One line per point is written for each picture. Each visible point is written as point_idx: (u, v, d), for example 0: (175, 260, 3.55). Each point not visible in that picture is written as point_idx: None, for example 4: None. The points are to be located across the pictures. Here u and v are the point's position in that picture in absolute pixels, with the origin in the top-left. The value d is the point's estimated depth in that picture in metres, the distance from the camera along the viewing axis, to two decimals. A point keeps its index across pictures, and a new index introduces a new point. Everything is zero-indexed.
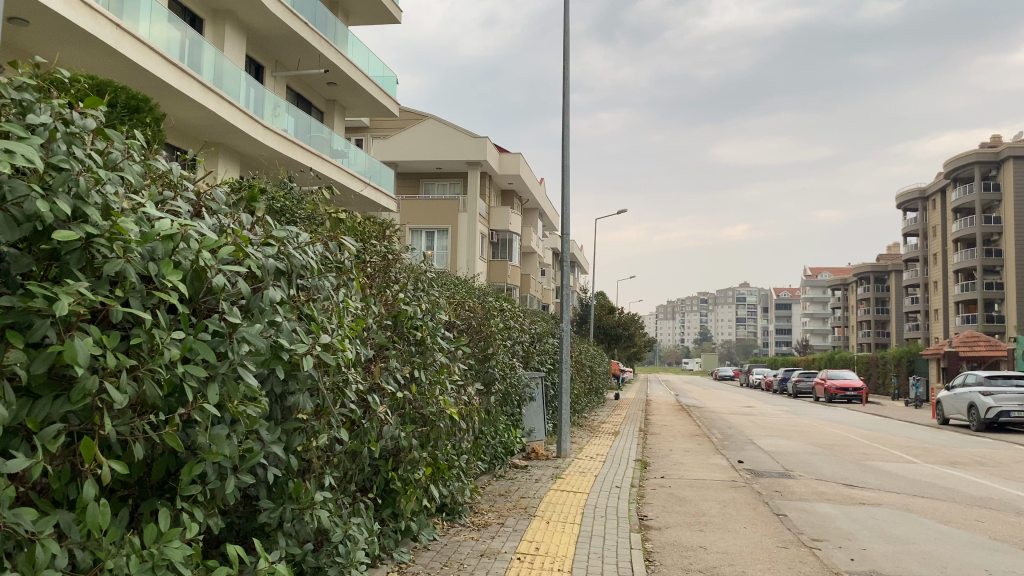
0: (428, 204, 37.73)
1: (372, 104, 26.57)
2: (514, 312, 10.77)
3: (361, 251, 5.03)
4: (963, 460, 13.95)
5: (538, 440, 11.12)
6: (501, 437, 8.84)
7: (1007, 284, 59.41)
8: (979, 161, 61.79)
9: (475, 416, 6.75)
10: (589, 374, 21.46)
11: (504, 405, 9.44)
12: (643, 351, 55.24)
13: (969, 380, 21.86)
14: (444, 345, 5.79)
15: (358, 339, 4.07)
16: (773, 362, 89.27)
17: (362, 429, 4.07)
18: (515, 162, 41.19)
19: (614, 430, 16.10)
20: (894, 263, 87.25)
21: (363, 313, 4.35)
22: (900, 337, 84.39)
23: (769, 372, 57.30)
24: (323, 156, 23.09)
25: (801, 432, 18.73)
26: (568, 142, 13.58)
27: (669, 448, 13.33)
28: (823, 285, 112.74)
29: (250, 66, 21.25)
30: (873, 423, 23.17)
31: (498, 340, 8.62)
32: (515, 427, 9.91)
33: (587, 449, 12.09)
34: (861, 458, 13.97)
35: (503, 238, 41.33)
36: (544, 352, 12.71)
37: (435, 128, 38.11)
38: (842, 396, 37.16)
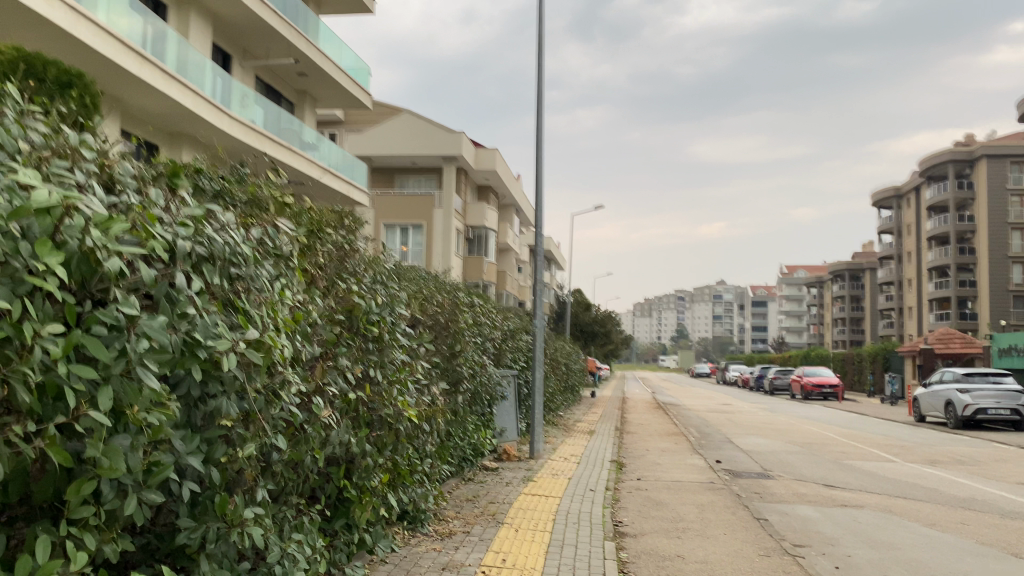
0: (403, 199, 37.23)
1: (344, 96, 26.04)
2: (485, 308, 10.38)
3: (308, 239, 4.63)
4: (943, 459, 13.73)
5: (510, 441, 10.76)
6: (470, 439, 8.46)
7: (980, 281, 59.91)
8: (953, 159, 62.25)
9: (439, 418, 6.37)
10: (565, 372, 21.11)
11: (475, 405, 9.04)
12: (620, 348, 55.04)
13: (946, 378, 21.78)
14: (403, 342, 5.39)
15: (299, 335, 3.67)
16: (749, 359, 89.49)
17: (303, 434, 3.68)
18: (491, 157, 40.81)
19: (590, 428, 15.76)
20: (868, 261, 87.86)
21: (306, 306, 3.95)
22: (875, 334, 85.04)
23: (745, 370, 57.31)
24: (294, 148, 22.53)
25: (779, 430, 18.52)
26: (542, 133, 13.21)
27: (645, 448, 12.99)
28: (799, 283, 113.41)
29: (217, 55, 20.67)
30: (850, 421, 23.03)
31: (467, 338, 8.22)
32: (486, 428, 9.52)
33: (562, 450, 11.72)
34: (840, 457, 13.72)
35: (478, 234, 40.94)
36: (517, 349, 12.35)
37: (410, 122, 37.65)
38: (819, 393, 37.14)
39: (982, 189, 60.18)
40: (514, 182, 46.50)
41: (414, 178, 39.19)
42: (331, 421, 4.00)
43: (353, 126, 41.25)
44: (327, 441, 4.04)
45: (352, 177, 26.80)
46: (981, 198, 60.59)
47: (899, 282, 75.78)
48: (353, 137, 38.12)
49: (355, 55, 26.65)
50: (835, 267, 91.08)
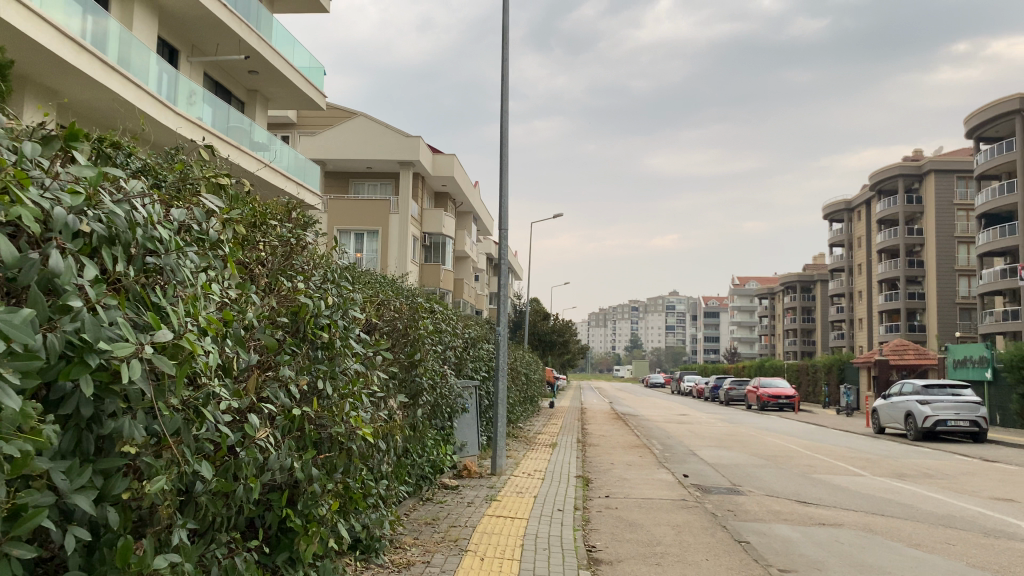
0: (358, 204, 36.40)
1: (298, 95, 25.20)
2: (446, 314, 9.77)
3: (244, 229, 3.99)
4: (910, 472, 13.44)
5: (469, 456, 10.16)
6: (428, 455, 7.84)
7: (929, 294, 60.91)
8: (903, 174, 63.35)
9: (395, 436, 5.74)
10: (524, 382, 20.54)
11: (434, 418, 8.42)
12: (577, 358, 54.68)
13: (905, 389, 21.66)
14: (357, 349, 4.76)
15: (232, 338, 3.05)
16: (702, 369, 90.02)
17: (236, 459, 3.08)
18: (449, 163, 40.21)
19: (552, 440, 15.18)
20: (819, 273, 89.09)
21: (240, 305, 3.32)
22: (826, 345, 86.11)
23: (700, 380, 57.37)
24: (243, 147, 21.66)
25: (741, 442, 18.18)
26: (505, 134, 12.67)
27: (610, 462, 12.46)
28: (751, 294, 114.70)
29: (164, 50, 19.76)
30: (810, 432, 22.83)
31: (427, 345, 7.60)
32: (445, 442, 8.90)
33: (524, 464, 11.13)
34: (808, 471, 13.34)
35: (435, 241, 40.29)
36: (478, 358, 11.76)
37: (366, 125, 36.90)
38: (775, 404, 37.13)
39: (930, 203, 61.31)
40: (472, 190, 45.94)
41: (369, 183, 38.41)
42: (269, 442, 3.39)
43: (307, 130, 40.34)
44: (264, 466, 3.43)
45: (303, 179, 25.97)
46: (929, 212, 61.75)
47: (850, 294, 76.92)
48: (307, 141, 37.23)
49: (309, 54, 25.88)
50: (787, 278, 92.19)
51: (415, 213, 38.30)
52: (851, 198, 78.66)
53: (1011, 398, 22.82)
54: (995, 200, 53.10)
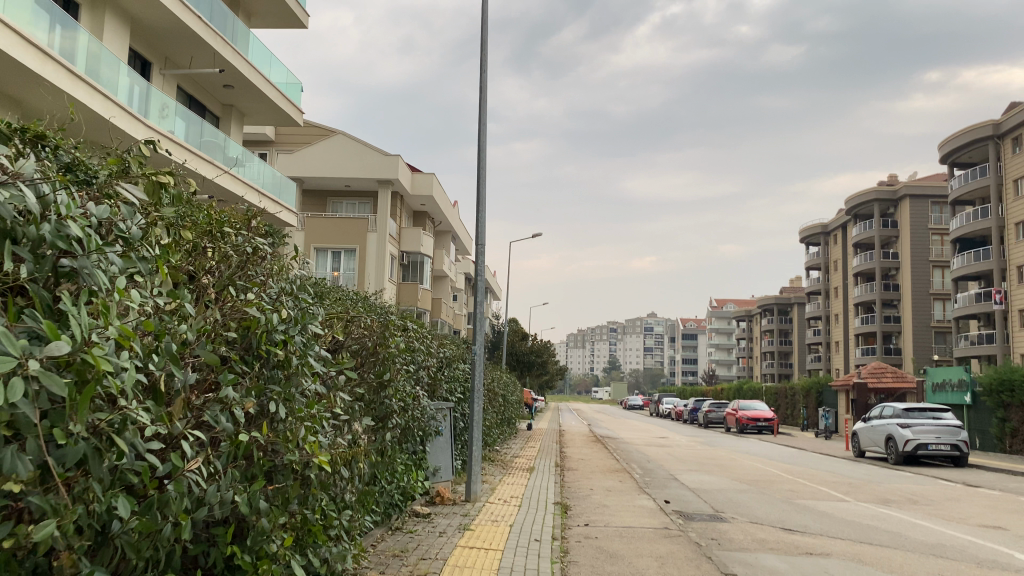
0: (335, 222, 35.94)
1: (274, 111, 24.80)
2: (419, 333, 9.39)
3: (187, 234, 3.66)
4: (895, 498, 13.13)
5: (444, 482, 9.75)
6: (397, 481, 7.44)
7: (905, 317, 61.24)
8: (878, 198, 63.80)
9: (360, 462, 5.33)
10: (501, 404, 20.11)
11: (405, 442, 8.02)
12: (555, 379, 54.28)
13: (885, 413, 21.46)
14: (316, 369, 4.39)
15: (154, 351, 2.71)
16: (680, 391, 89.88)
17: (164, 494, 2.76)
18: (427, 182, 39.92)
19: (529, 465, 14.77)
20: (796, 296, 89.54)
21: (171, 317, 2.99)
22: (803, 368, 86.35)
23: (678, 402, 57.15)
24: (216, 162, 21.23)
25: (722, 466, 17.86)
26: (483, 151, 12.37)
27: (591, 488, 12.06)
28: (728, 316, 115.05)
29: (135, 61, 19.33)
30: (791, 456, 22.56)
31: (398, 365, 7.22)
32: (417, 467, 8.49)
33: (500, 491, 10.72)
34: (791, 497, 13.00)
35: (413, 260, 39.94)
36: (454, 380, 11.36)
37: (344, 143, 36.54)
38: (753, 426, 36.88)
39: (906, 228, 61.73)
40: (450, 209, 45.63)
41: (347, 202, 38.01)
42: (202, 474, 3.06)
43: (284, 147, 39.92)
44: (199, 498, 3.06)
45: (279, 195, 25.52)
46: (904, 236, 62.20)
47: (826, 317, 77.24)
48: (284, 158, 36.78)
49: (286, 69, 25.53)
50: (764, 301, 92.47)
51: (393, 232, 37.90)
52: (828, 222, 79.17)
53: (992, 422, 22.67)
54: (969, 225, 53.57)
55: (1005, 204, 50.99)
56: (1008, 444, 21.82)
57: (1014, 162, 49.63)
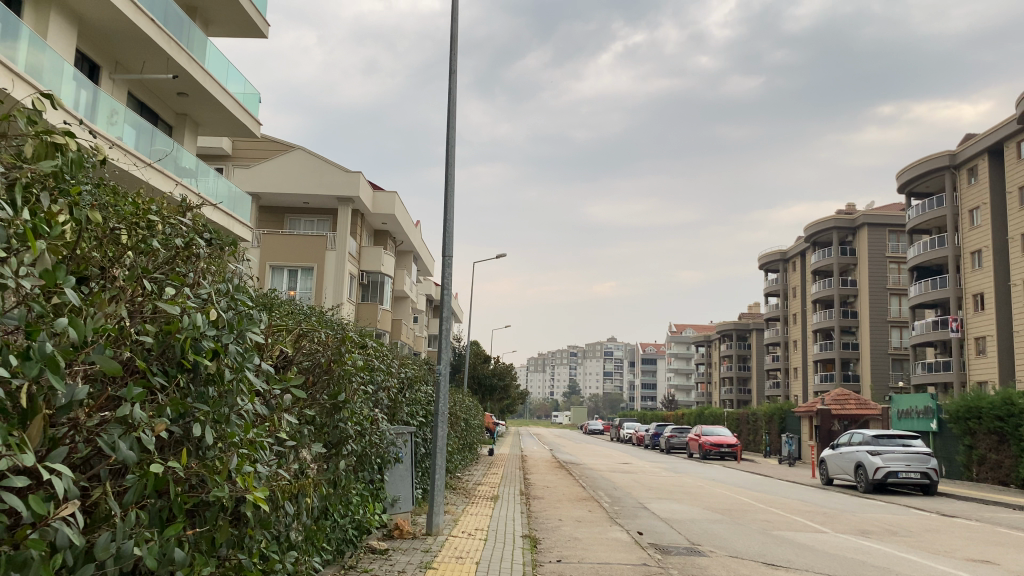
0: (293, 239, 34.97)
1: (230, 121, 23.91)
2: (380, 351, 8.65)
3: (87, 216, 2.96)
4: (874, 529, 12.64)
5: (404, 513, 8.99)
6: (352, 514, 6.69)
7: (862, 344, 61.80)
8: (837, 226, 64.53)
9: (305, 498, 4.56)
10: (463, 428, 19.34)
11: (361, 469, 7.23)
12: (516, 403, 53.52)
13: (855, 439, 21.10)
14: (255, 387, 3.65)
15: None
16: (640, 416, 89.58)
17: (20, 555, 2.12)
18: (389, 201, 39.16)
19: (493, 492, 14.04)
20: (756, 322, 90.02)
21: (43, 314, 2.31)
22: (762, 394, 86.63)
23: (640, 427, 56.68)
24: (167, 172, 20.34)
25: (692, 494, 17.30)
26: (452, 164, 11.73)
27: (560, 518, 11.39)
28: (688, 342, 115.39)
29: (82, 64, 18.44)
30: (758, 483, 22.09)
31: (354, 384, 6.46)
32: (374, 498, 7.72)
33: (463, 522, 9.98)
34: (768, 527, 12.44)
35: (373, 280, 39.10)
36: (415, 402, 10.64)
37: (303, 159, 35.69)
38: (717, 452, 36.47)
39: (863, 256, 62.38)
40: (412, 229, 44.88)
41: (305, 219, 37.10)
42: (82, 523, 2.34)
43: (241, 162, 38.93)
44: (75, 552, 2.34)
45: (233, 209, 24.60)
46: (862, 263, 62.83)
47: (785, 343, 77.65)
48: (241, 172, 35.79)
49: (244, 78, 24.71)
50: (723, 327, 92.82)
51: (352, 250, 37.03)
52: (786, 249, 79.78)
53: (958, 449, 22.44)
54: (926, 254, 54.22)
55: (961, 234, 51.71)
56: (975, 471, 21.59)
57: (970, 193, 50.38)
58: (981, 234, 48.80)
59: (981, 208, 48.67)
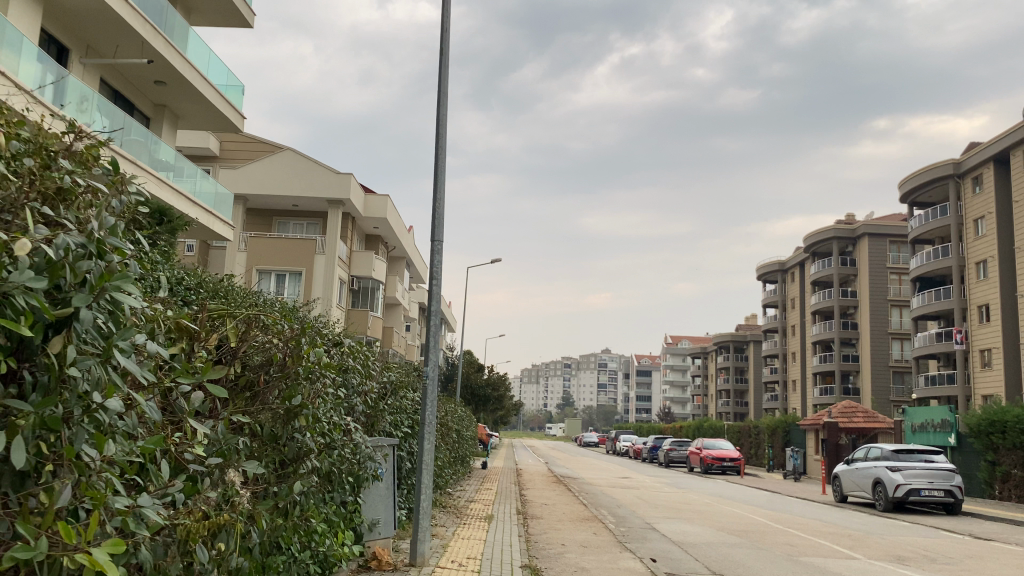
0: (281, 242, 33.72)
1: (212, 113, 22.63)
2: (357, 349, 7.40)
3: None
4: (909, 556, 11.35)
5: (388, 539, 7.80)
6: (316, 548, 5.51)
7: (863, 357, 60.72)
8: (837, 237, 63.54)
9: (228, 536, 3.34)
10: (454, 440, 18.08)
11: (329, 487, 5.96)
12: (510, 414, 52.15)
13: (871, 454, 19.81)
14: (125, 380, 2.48)
15: None
16: (636, 428, 88.33)
17: None
18: (382, 205, 37.94)
19: (487, 512, 12.72)
20: (753, 333, 88.85)
21: None
22: (759, 407, 85.38)
23: (637, 439, 55.33)
24: (140, 163, 19.07)
25: (700, 513, 16.05)
26: (443, 143, 10.41)
27: (562, 543, 10.10)
28: (683, 354, 114.18)
29: (49, 45, 17.23)
30: (768, 501, 20.84)
31: (316, 383, 5.17)
32: (345, 525, 6.43)
33: (453, 549, 8.69)
34: (793, 553, 11.15)
35: (365, 285, 37.86)
36: (400, 410, 9.36)
37: (293, 160, 34.48)
38: (718, 467, 35.19)
39: (863, 266, 61.30)
40: (405, 234, 43.62)
41: (294, 222, 35.94)
42: None
43: (229, 163, 37.81)
44: None
45: (216, 207, 23.31)
46: (863, 274, 61.76)
47: (783, 355, 76.46)
48: (228, 173, 34.60)
49: (228, 70, 23.41)
50: (720, 338, 91.51)
51: (342, 255, 35.81)
52: (785, 259, 78.74)
53: (979, 466, 21.20)
54: (929, 264, 53.11)
55: (965, 243, 50.57)
56: (998, 489, 20.30)
57: (975, 202, 49.24)
58: (986, 245, 47.78)
59: (986, 217, 47.61)
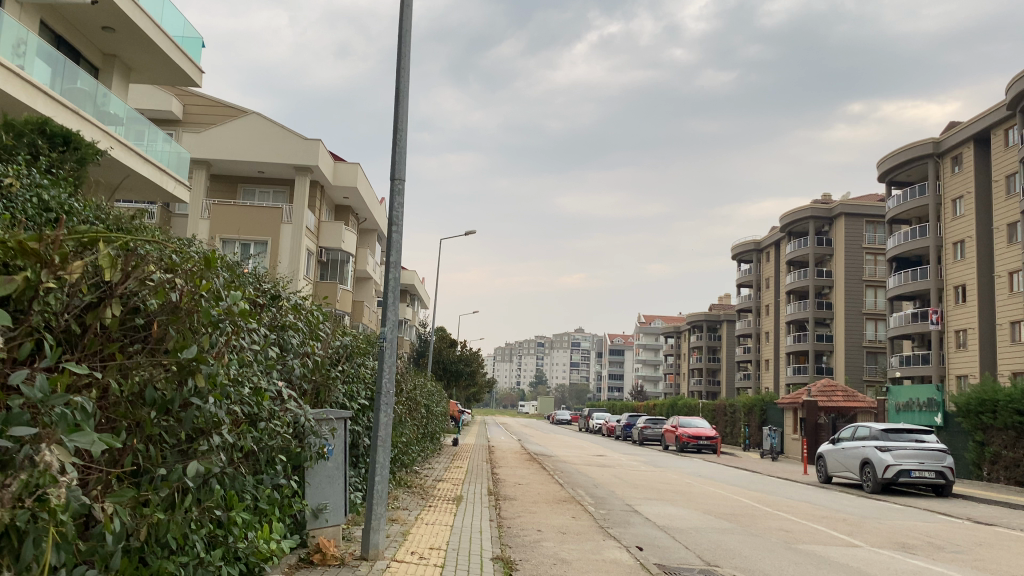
0: (244, 210, 32.20)
1: (166, 65, 21.10)
2: (290, 302, 6.25)
3: None
4: (914, 543, 10.42)
5: (338, 528, 6.73)
6: (234, 542, 4.43)
7: (838, 336, 60.35)
8: (813, 216, 62.93)
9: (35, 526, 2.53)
10: (423, 416, 16.97)
11: (249, 466, 4.82)
12: (482, 391, 51.14)
13: (857, 434, 18.99)
14: None
15: None
16: (608, 406, 87.87)
17: None
18: (352, 173, 36.45)
19: (455, 492, 11.64)
20: (726, 312, 88.44)
21: None
22: (732, 386, 85.17)
23: (611, 417, 54.49)
24: (83, 113, 17.58)
25: (683, 494, 15.10)
26: (403, 78, 9.20)
27: (538, 529, 9.02)
28: (656, 333, 113.93)
29: None
30: (750, 481, 19.99)
31: (222, 328, 4.05)
32: (277, 513, 5.29)
33: (414, 538, 7.55)
34: (789, 541, 10.17)
35: (333, 257, 36.41)
36: (356, 379, 8.25)
37: (258, 124, 32.94)
38: (694, 445, 34.42)
39: (839, 246, 60.79)
40: (376, 205, 42.21)
41: (259, 189, 34.49)
42: None
43: (191, 127, 36.15)
44: None
45: (171, 166, 21.68)
46: (839, 254, 61.28)
47: (756, 334, 76.10)
48: (190, 137, 33.00)
49: (183, 21, 21.90)
50: (694, 317, 91.01)
51: (310, 224, 34.43)
52: (760, 238, 78.19)
53: (967, 446, 20.54)
54: (906, 244, 52.59)
55: (943, 223, 50.10)
56: (986, 471, 19.66)
57: (954, 181, 48.78)
58: (965, 224, 47.30)
59: (965, 197, 47.15)
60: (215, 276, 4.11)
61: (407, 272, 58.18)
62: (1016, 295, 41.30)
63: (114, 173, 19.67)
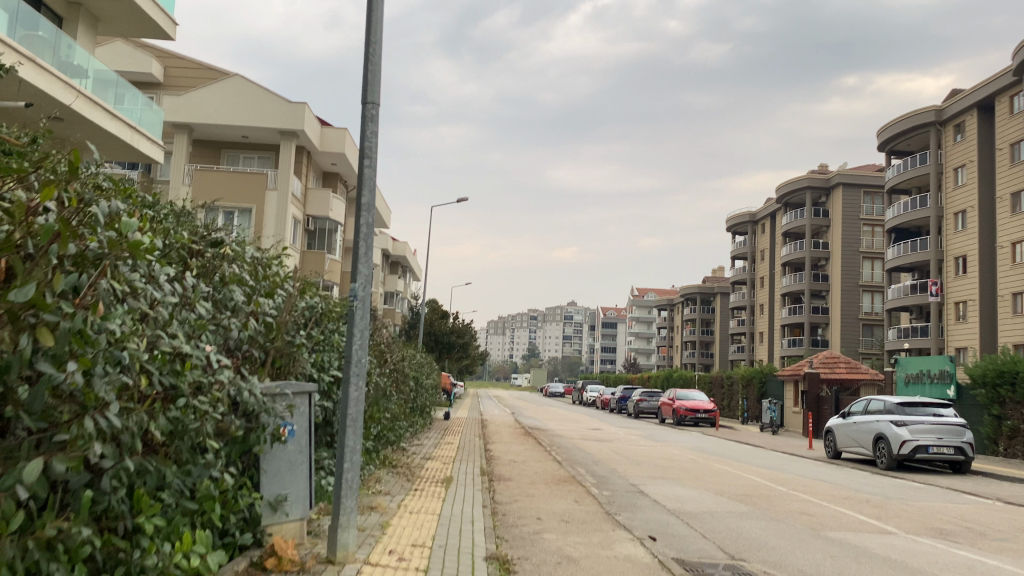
0: (227, 176, 30.86)
1: (135, 13, 19.62)
2: (233, 250, 5.12)
3: None
4: (952, 529, 9.38)
5: (302, 524, 5.65)
6: (140, 557, 3.38)
7: (834, 308, 59.42)
8: (811, 186, 61.77)
9: None
10: (412, 389, 15.86)
11: (164, 447, 3.76)
12: (474, 364, 50.11)
13: (871, 408, 17.98)
14: None
15: None
16: (601, 379, 87.17)
17: None
18: (338, 138, 34.97)
19: (445, 473, 10.59)
20: (721, 285, 87.48)
21: None
22: (725, 358, 84.36)
23: (605, 390, 53.54)
24: (44, 63, 16.11)
25: (690, 472, 14.07)
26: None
27: (537, 518, 7.93)
28: (649, 306, 113.03)
29: None
30: (756, 458, 19.01)
31: (99, 263, 2.99)
32: (208, 508, 4.19)
33: (394, 532, 6.43)
34: (815, 527, 9.12)
35: (320, 226, 35.12)
36: (327, 346, 7.13)
37: (240, 86, 31.46)
38: (693, 419, 33.52)
39: (837, 217, 59.68)
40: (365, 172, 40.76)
41: (243, 154, 33.13)
42: None
43: (171, 91, 34.62)
44: None
45: (142, 123, 20.23)
46: (836, 225, 60.20)
47: (751, 307, 75.20)
48: (171, 99, 31.58)
49: None
50: (687, 289, 89.98)
51: (295, 191, 33.09)
52: (756, 210, 77.05)
53: (983, 420, 19.61)
54: (906, 214, 51.47)
55: (944, 193, 48.93)
56: (1003, 446, 18.76)
57: (956, 150, 47.61)
58: (966, 194, 46.21)
59: (968, 165, 45.99)
60: (88, 202, 3.06)
61: (398, 243, 56.89)
62: (1020, 265, 40.32)
63: (78, 130, 18.25)
